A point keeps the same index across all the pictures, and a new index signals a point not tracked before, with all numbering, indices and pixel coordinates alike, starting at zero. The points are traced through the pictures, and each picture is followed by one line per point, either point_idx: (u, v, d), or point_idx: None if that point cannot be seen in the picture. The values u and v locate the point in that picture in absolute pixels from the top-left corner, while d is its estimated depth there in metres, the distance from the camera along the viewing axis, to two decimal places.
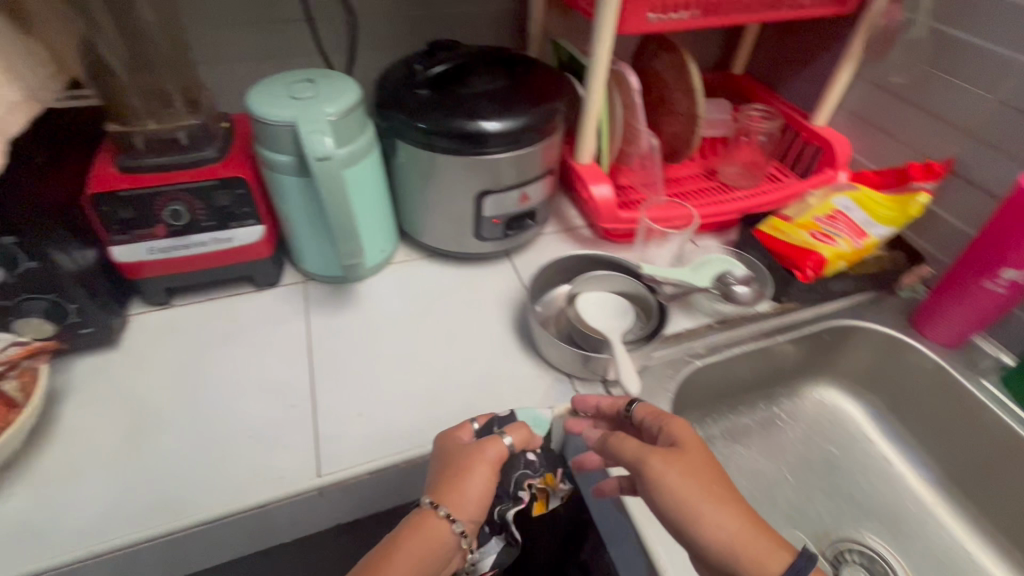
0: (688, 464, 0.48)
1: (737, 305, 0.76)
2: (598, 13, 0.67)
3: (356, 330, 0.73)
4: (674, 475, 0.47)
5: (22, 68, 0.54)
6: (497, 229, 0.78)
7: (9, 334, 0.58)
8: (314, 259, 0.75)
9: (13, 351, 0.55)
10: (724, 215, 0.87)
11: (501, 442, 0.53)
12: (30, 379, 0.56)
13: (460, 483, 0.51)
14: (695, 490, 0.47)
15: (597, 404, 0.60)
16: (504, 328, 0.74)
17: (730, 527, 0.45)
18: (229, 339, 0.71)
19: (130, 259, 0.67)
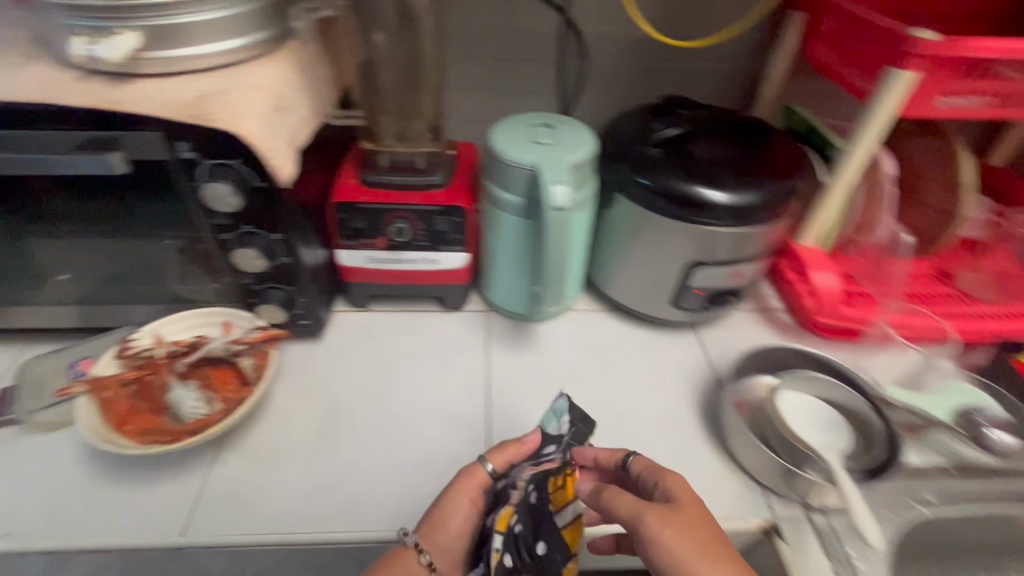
0: (683, 524, 0.46)
1: (986, 454, 0.63)
2: (876, 93, 0.59)
3: (534, 375, 0.71)
4: (663, 533, 0.45)
5: (311, 87, 0.60)
6: (697, 300, 0.72)
7: (251, 315, 0.65)
8: (506, 294, 0.75)
9: (256, 334, 0.62)
10: (968, 335, 0.72)
11: (477, 469, 0.54)
12: (263, 361, 0.61)
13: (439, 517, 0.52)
14: (688, 551, 0.45)
15: (596, 456, 0.56)
16: (690, 411, 0.68)
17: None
18: (414, 355, 0.73)
19: (350, 263, 0.73)
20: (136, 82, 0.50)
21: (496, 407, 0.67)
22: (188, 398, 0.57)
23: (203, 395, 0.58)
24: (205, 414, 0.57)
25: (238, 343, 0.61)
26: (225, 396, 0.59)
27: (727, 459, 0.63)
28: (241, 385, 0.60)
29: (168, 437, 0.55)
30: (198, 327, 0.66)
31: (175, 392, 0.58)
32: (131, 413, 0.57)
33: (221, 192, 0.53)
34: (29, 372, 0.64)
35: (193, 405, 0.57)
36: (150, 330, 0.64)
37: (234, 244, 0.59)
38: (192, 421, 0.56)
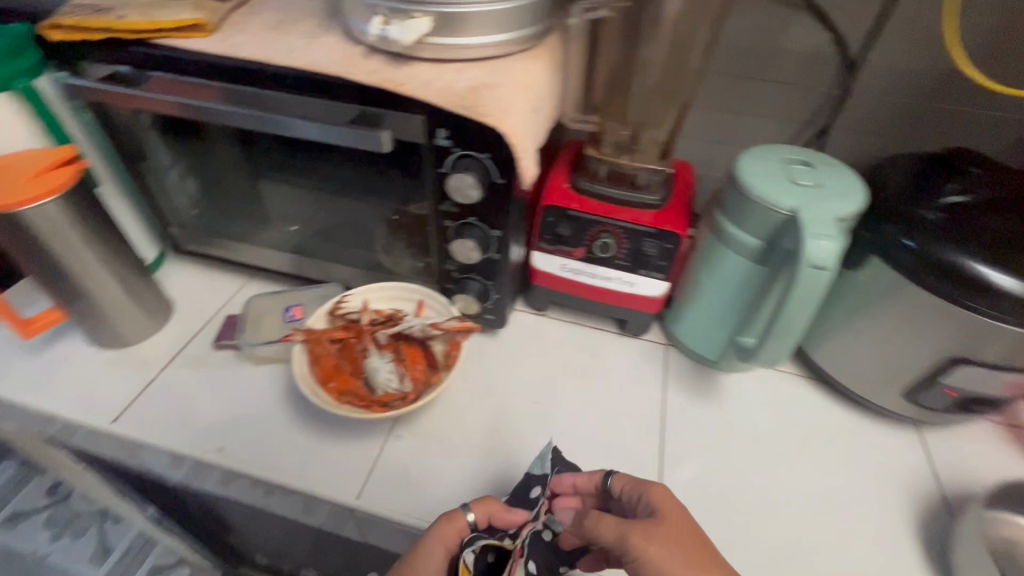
0: (661, 534, 0.44)
1: None
2: None
3: (716, 432, 0.65)
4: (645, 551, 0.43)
5: (555, 87, 0.58)
6: (943, 400, 0.59)
7: (446, 301, 0.66)
8: (699, 334, 0.69)
9: (452, 323, 0.62)
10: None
11: (458, 516, 0.48)
12: (455, 350, 0.61)
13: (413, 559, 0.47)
14: (682, 568, 0.42)
15: (573, 483, 0.54)
16: (904, 528, 0.57)
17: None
18: (586, 374, 0.70)
19: (541, 266, 0.70)
20: (414, 65, 0.51)
21: (668, 458, 0.62)
22: (383, 369, 0.59)
23: (396, 370, 0.60)
24: (395, 389, 0.59)
25: (435, 329, 0.62)
26: (414, 376, 0.60)
27: None
28: (429, 369, 0.61)
29: (361, 403, 0.58)
30: (397, 300, 0.69)
31: (373, 360, 0.60)
32: (335, 371, 0.60)
33: (462, 183, 0.53)
34: (253, 309, 0.72)
35: (387, 376, 0.59)
36: (359, 294, 0.67)
37: (453, 232, 0.59)
38: (383, 394, 0.59)
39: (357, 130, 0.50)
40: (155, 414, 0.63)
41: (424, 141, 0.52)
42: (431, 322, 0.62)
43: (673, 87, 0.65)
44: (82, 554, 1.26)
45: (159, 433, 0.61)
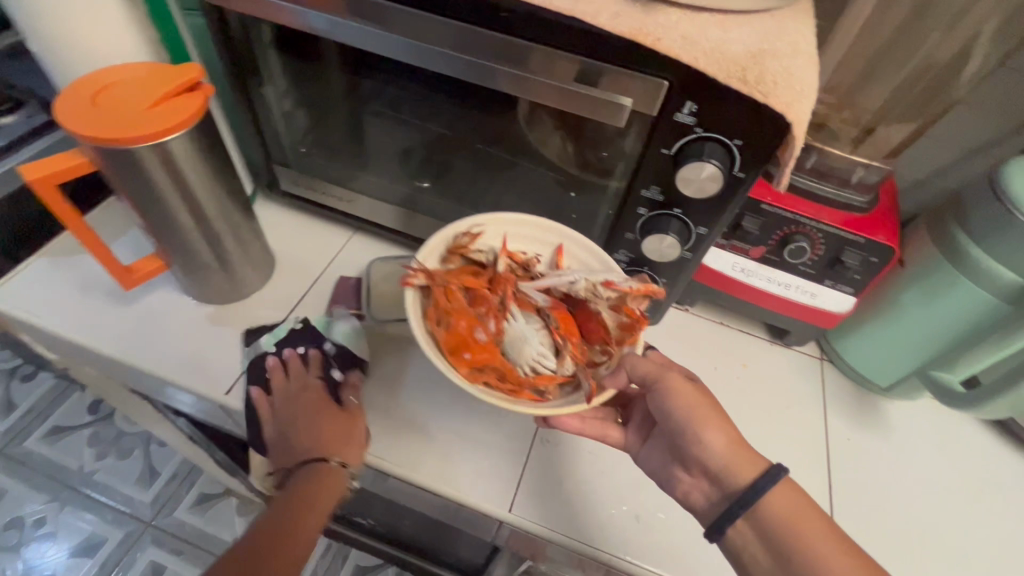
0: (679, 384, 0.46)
1: None
2: None
3: (887, 466, 0.59)
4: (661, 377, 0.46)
5: None
6: None
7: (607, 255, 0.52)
8: (873, 356, 0.61)
9: (632, 285, 0.50)
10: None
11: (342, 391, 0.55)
12: (634, 320, 0.48)
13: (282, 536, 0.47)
14: (703, 408, 0.43)
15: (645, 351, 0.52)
16: None
17: (723, 451, 0.41)
18: (739, 386, 0.63)
19: (709, 262, 0.61)
20: (665, 10, 0.39)
21: (838, 493, 0.56)
22: (536, 341, 0.46)
23: (553, 343, 0.47)
24: (550, 368, 0.47)
25: (609, 288, 0.49)
26: (573, 352, 0.47)
27: None
28: (593, 343, 0.48)
29: (504, 386, 0.46)
30: (530, 237, 0.54)
31: (520, 326, 0.47)
32: (465, 336, 0.46)
33: (701, 174, 0.42)
34: (375, 273, 0.64)
35: (540, 351, 0.46)
36: (490, 225, 0.53)
37: (645, 222, 0.50)
38: (533, 375, 0.46)
39: (579, 95, 0.41)
40: None
41: (653, 113, 0.41)
42: (603, 280, 0.49)
43: (937, 87, 0.55)
44: (129, 473, 1.24)
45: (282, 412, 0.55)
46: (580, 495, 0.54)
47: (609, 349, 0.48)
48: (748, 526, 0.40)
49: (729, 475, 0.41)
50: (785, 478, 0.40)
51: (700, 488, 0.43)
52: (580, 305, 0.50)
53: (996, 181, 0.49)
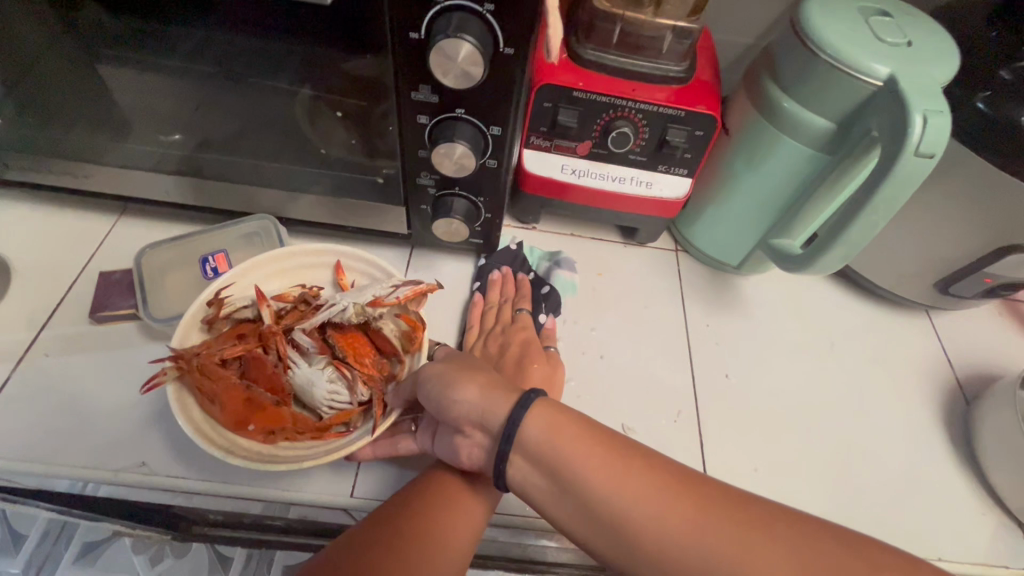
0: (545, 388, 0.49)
1: None
2: None
3: (743, 343, 0.58)
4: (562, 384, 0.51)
5: None
6: (978, 289, 0.55)
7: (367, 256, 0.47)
8: (718, 236, 0.59)
9: (402, 292, 0.44)
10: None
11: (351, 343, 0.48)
12: (413, 332, 0.44)
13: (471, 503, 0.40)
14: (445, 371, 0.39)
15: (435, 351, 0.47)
16: (929, 416, 0.56)
17: (488, 406, 0.37)
18: (594, 297, 0.59)
19: (538, 170, 0.55)
20: None
21: (701, 381, 0.55)
22: (321, 382, 0.41)
23: (341, 377, 0.42)
24: (348, 403, 0.42)
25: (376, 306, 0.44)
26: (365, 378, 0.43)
27: (979, 487, 0.52)
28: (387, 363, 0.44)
29: (310, 434, 0.41)
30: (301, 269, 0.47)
31: (303, 372, 0.42)
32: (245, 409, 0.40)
33: (460, 56, 0.34)
34: (150, 264, 0.52)
35: (329, 390, 0.41)
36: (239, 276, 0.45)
37: (432, 132, 0.42)
38: (334, 414, 0.42)
39: None
40: (26, 428, 0.45)
41: None
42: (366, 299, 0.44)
43: None
44: None
45: (39, 457, 0.43)
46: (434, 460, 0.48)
47: (400, 364, 0.44)
48: (522, 458, 0.36)
49: (491, 419, 0.36)
50: (542, 400, 0.36)
51: (477, 446, 0.38)
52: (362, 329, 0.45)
53: (795, 23, 0.45)
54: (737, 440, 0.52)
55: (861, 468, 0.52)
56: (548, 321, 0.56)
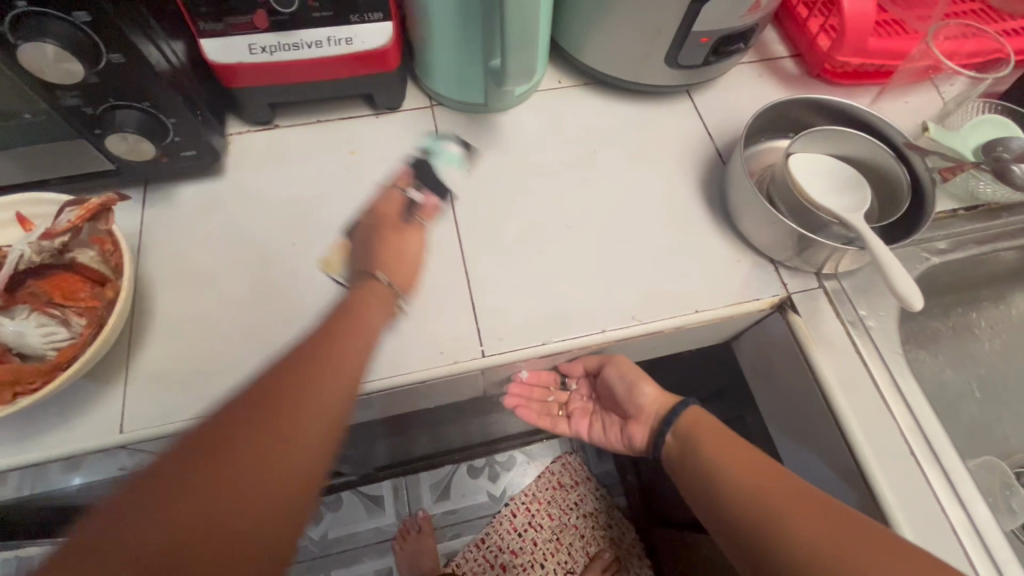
0: (394, 260, 0.49)
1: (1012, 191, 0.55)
2: None
3: (505, 175, 0.58)
4: (418, 256, 0.51)
5: None
6: (700, 53, 0.56)
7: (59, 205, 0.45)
8: (451, 77, 0.57)
9: (72, 214, 0.42)
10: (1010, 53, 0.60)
11: (380, 287, 0.47)
12: (109, 246, 0.44)
13: (356, 330, 0.42)
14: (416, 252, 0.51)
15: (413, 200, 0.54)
16: (689, 191, 0.58)
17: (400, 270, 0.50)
18: (350, 175, 0.58)
19: (228, 60, 0.51)
20: None
21: (466, 224, 0.55)
22: (27, 330, 0.40)
23: (50, 318, 0.41)
24: (69, 338, 0.42)
25: (55, 237, 0.42)
26: (79, 309, 0.42)
27: (734, 238, 0.56)
28: (98, 288, 0.44)
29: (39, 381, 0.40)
30: None
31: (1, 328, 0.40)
32: None
33: None
34: None
35: (42, 333, 0.41)
36: None
37: (17, 41, 0.38)
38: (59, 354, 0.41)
39: None
40: None
41: None
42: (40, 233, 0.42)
43: None
44: None
45: None
46: (199, 376, 0.47)
47: (112, 286, 0.44)
48: (374, 291, 0.46)
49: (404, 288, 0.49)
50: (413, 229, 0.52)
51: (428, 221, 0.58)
52: (55, 267, 0.43)
53: None
54: (505, 266, 0.53)
55: (624, 255, 0.54)
56: (424, 197, 0.55)
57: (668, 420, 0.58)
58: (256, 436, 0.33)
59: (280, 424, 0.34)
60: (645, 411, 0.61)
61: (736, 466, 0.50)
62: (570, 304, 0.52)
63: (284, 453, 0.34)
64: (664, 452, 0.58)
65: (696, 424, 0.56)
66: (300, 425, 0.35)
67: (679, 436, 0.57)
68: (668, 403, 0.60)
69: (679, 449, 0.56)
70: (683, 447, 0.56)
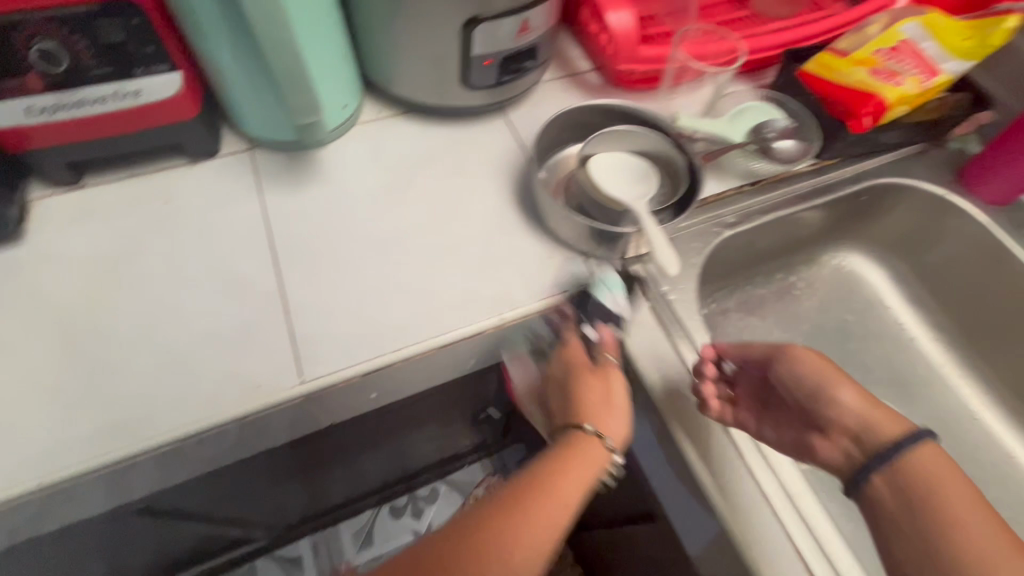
0: (600, 400, 0.52)
1: (775, 163, 0.65)
2: None
3: (324, 207, 0.60)
4: (614, 396, 0.52)
5: None
6: (490, 73, 0.61)
7: None
8: (256, 118, 0.59)
9: None
10: (771, 51, 0.69)
11: (589, 440, 0.49)
12: None
13: (553, 489, 0.46)
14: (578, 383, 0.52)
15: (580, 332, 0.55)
16: (503, 200, 0.62)
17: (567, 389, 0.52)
18: (165, 226, 0.58)
19: (5, 125, 0.50)
20: None
21: (285, 259, 0.56)
22: None
23: None
24: None
25: None
26: None
27: (546, 238, 0.59)
28: None
29: None
30: None
31: None
32: None
33: None
34: None
35: None
36: None
37: None
38: None
39: None
40: None
41: None
42: None
43: None
44: None
45: None
46: None
47: None
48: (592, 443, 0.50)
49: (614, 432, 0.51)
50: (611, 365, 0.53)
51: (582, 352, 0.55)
52: None
53: None
54: (325, 294, 0.54)
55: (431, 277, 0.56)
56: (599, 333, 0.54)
57: (887, 455, 0.43)
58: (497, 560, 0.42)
59: (507, 549, 0.43)
60: (840, 425, 0.46)
61: (965, 505, 0.39)
62: (388, 321, 0.53)
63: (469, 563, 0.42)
64: (868, 485, 0.43)
65: (935, 467, 0.41)
66: (534, 537, 0.44)
67: (892, 472, 0.42)
68: (881, 419, 0.45)
69: (892, 491, 0.42)
70: (898, 491, 0.42)
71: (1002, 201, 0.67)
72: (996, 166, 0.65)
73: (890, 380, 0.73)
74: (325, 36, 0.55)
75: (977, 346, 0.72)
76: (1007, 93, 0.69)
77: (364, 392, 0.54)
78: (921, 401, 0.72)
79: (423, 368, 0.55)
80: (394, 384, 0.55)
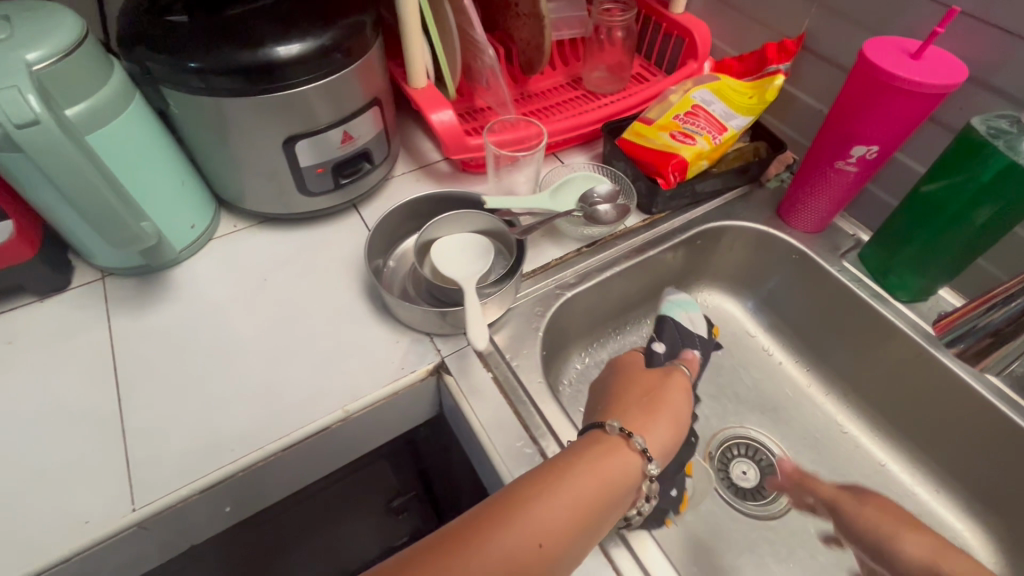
0: (642, 404, 0.56)
1: (604, 227, 0.71)
2: (401, 17, 0.64)
3: (173, 324, 0.61)
4: (682, 402, 0.58)
5: None
6: (325, 180, 0.67)
7: None
8: (99, 252, 0.61)
9: None
10: (581, 130, 0.80)
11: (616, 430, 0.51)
12: None
13: (561, 482, 0.45)
14: (628, 400, 0.57)
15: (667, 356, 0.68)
16: (353, 292, 0.65)
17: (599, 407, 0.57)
18: (7, 366, 0.58)
19: None
20: None
21: (129, 383, 0.56)
22: None
23: None
24: None
25: None
26: None
27: (394, 323, 0.62)
28: None
29: None
30: None
31: None
32: None
33: None
34: None
35: None
36: None
37: None
38: None
39: None
40: None
41: None
42: None
43: None
44: None
45: None
46: None
47: None
48: (617, 450, 0.49)
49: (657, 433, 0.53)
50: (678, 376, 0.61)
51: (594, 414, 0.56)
52: None
53: None
54: (168, 411, 0.55)
55: (278, 378, 0.57)
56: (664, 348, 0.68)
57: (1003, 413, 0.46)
58: (505, 532, 0.41)
59: (517, 521, 0.42)
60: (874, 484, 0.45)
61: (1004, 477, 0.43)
62: (229, 431, 0.53)
63: (521, 521, 0.42)
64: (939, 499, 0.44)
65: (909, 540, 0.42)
66: (542, 516, 0.42)
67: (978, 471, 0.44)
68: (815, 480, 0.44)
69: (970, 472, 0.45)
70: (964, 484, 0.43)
71: (819, 229, 0.74)
72: (801, 200, 0.72)
73: (766, 407, 0.77)
74: (155, 170, 0.59)
75: (831, 363, 0.76)
76: (800, 135, 0.79)
77: (212, 506, 0.53)
78: (795, 422, 0.75)
79: (274, 471, 0.55)
80: (247, 492, 0.55)
